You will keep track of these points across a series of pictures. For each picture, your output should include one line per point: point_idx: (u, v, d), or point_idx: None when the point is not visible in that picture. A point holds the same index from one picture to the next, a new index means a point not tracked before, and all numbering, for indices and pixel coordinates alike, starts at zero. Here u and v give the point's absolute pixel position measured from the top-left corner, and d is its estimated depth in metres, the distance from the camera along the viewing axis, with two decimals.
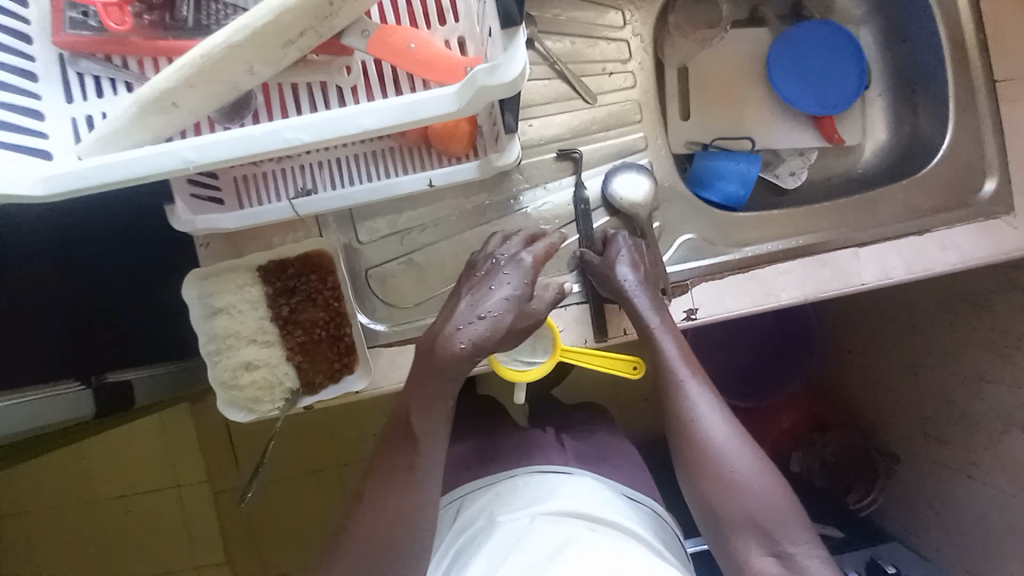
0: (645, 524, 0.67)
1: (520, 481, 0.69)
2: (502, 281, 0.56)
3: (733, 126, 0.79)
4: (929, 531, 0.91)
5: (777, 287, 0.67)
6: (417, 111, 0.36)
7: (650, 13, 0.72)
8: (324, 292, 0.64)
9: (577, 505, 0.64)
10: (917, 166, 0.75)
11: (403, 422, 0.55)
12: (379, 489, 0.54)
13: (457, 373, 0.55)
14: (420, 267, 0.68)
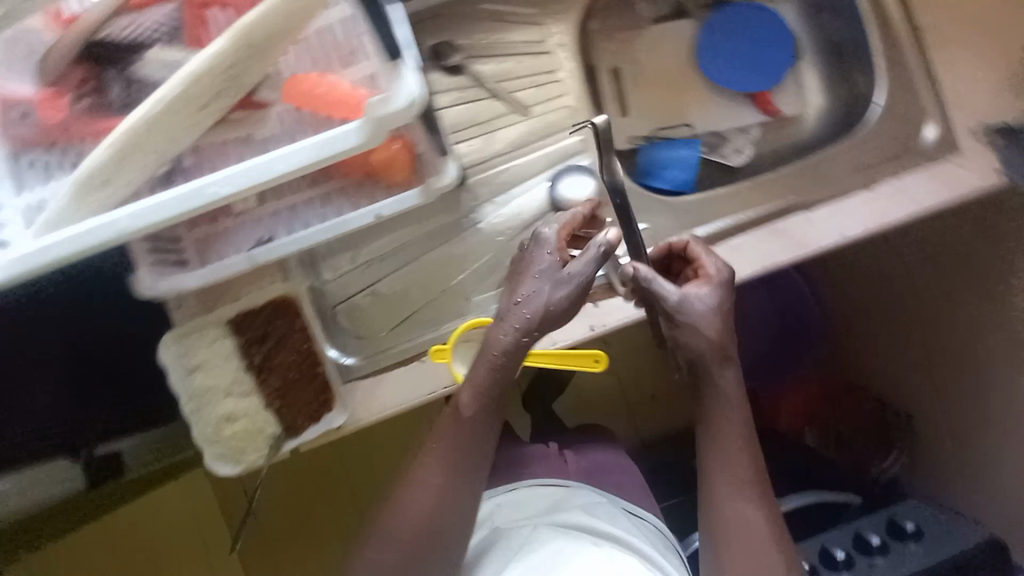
0: (646, 537, 0.66)
1: (524, 493, 0.69)
2: (540, 266, 0.55)
3: (672, 114, 0.81)
4: (959, 486, 0.88)
5: (736, 263, 0.66)
6: (328, 149, 0.39)
7: (569, 28, 0.77)
8: (294, 334, 0.65)
9: (582, 518, 0.64)
10: (858, 124, 0.76)
11: (463, 421, 0.56)
12: (425, 484, 0.56)
13: (498, 363, 0.54)
14: (386, 298, 0.70)
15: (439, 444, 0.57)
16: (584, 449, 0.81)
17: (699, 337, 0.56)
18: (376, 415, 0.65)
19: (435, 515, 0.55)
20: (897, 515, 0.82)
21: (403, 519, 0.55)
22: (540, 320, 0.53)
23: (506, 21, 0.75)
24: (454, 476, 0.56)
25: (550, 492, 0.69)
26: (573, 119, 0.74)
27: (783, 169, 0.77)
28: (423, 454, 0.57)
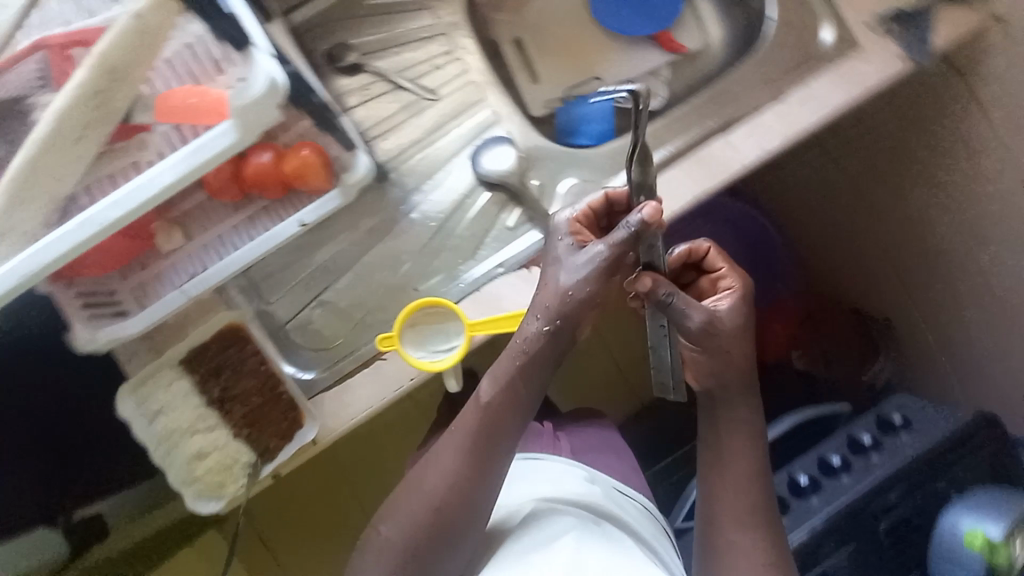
0: (636, 517, 0.67)
1: (521, 465, 0.70)
2: (561, 257, 0.55)
3: (580, 73, 0.82)
4: (945, 366, 0.91)
5: (665, 199, 0.67)
6: (207, 151, 0.43)
7: (458, 8, 0.78)
8: (249, 360, 0.64)
9: (574, 490, 0.65)
10: (758, 43, 0.77)
11: (492, 411, 0.56)
12: (448, 469, 0.56)
13: (520, 347, 0.55)
14: (333, 306, 0.69)
15: (465, 429, 0.56)
16: (578, 430, 0.80)
17: (714, 356, 0.56)
18: (347, 424, 0.63)
19: (450, 501, 0.55)
20: (880, 410, 0.83)
21: (423, 503, 0.56)
22: (559, 307, 0.53)
23: (395, 14, 0.75)
24: (474, 462, 0.56)
25: (549, 463, 0.70)
26: (481, 95, 0.76)
27: (695, 101, 0.78)
28: (449, 440, 0.57)
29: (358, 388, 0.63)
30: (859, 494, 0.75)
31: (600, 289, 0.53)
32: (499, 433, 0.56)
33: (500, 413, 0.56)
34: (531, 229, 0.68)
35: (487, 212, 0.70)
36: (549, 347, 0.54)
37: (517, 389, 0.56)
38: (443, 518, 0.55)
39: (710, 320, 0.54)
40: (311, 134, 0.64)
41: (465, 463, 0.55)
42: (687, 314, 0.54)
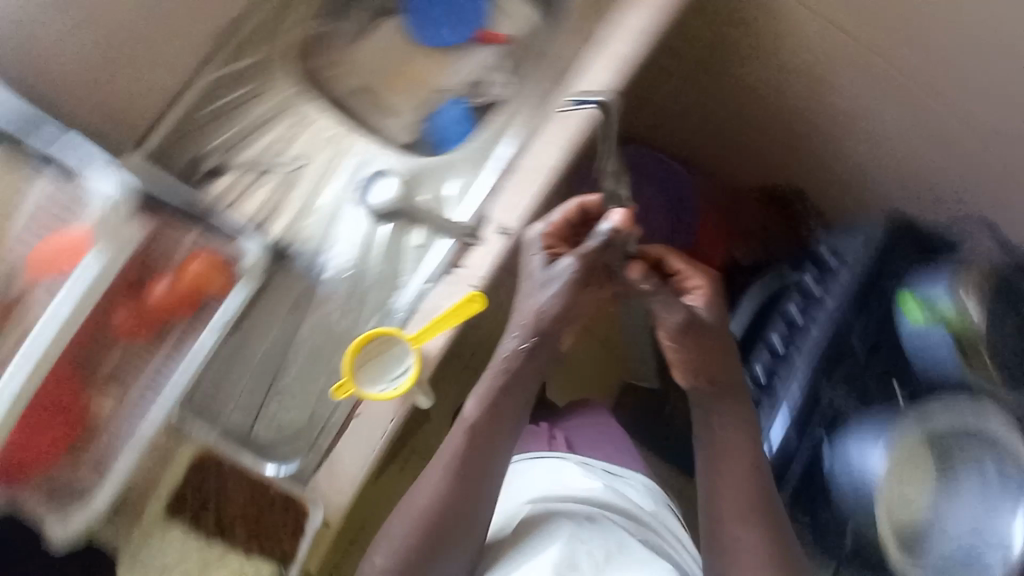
0: (633, 497, 0.71)
1: (523, 468, 0.74)
2: (538, 272, 0.58)
3: (423, 86, 0.84)
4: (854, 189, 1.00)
5: (539, 160, 0.70)
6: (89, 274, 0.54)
7: (290, 81, 0.82)
8: (230, 479, 0.64)
9: (573, 487, 0.68)
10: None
11: (482, 428, 0.60)
12: (439, 481, 0.60)
13: (496, 364, 0.60)
14: (289, 392, 0.69)
15: (456, 449, 0.61)
16: (574, 426, 0.82)
17: (697, 351, 0.58)
18: (346, 495, 0.63)
19: (445, 517, 0.60)
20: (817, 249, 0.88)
21: (422, 522, 0.60)
22: (534, 324, 0.56)
23: (237, 111, 0.79)
24: (466, 477, 0.60)
25: (548, 459, 0.74)
26: (341, 145, 0.79)
27: (535, 65, 0.81)
28: (442, 456, 0.61)
29: (341, 454, 0.64)
30: (821, 336, 0.80)
31: (571, 303, 0.56)
32: (490, 452, 0.60)
33: (486, 431, 0.60)
34: (439, 238, 0.71)
35: (391, 241, 0.72)
36: (529, 362, 0.58)
37: (500, 411, 0.60)
38: (443, 532, 0.60)
39: (689, 316, 0.57)
40: (199, 244, 0.66)
41: (456, 476, 0.60)
42: (665, 316, 0.57)
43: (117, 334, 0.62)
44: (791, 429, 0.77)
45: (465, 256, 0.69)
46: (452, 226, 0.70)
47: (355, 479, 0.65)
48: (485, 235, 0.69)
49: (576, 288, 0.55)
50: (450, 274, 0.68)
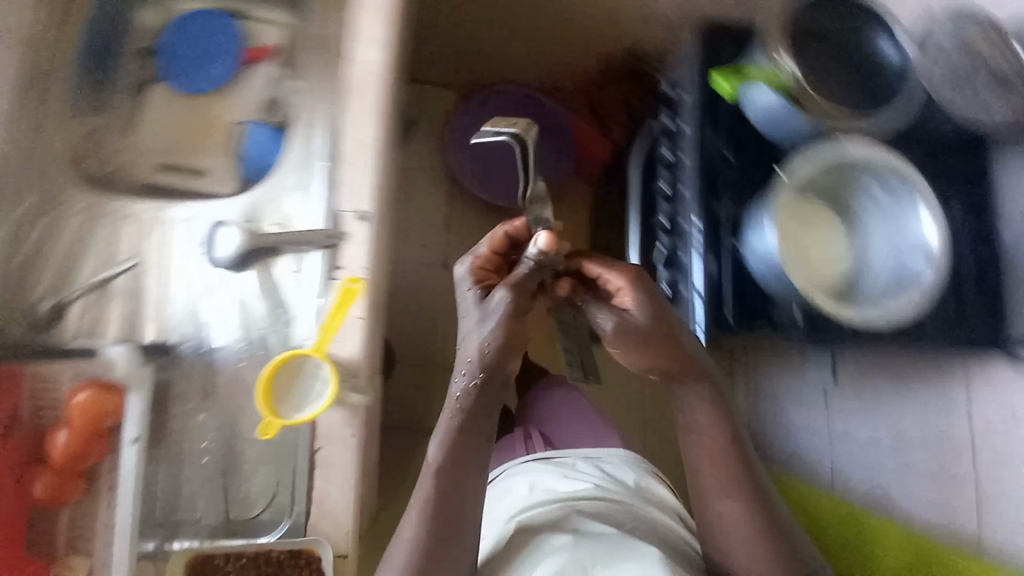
0: (619, 482, 0.80)
1: (508, 479, 0.83)
2: (476, 315, 0.64)
3: (219, 129, 0.80)
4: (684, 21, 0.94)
5: (359, 140, 0.71)
6: None
7: (87, 192, 0.77)
8: (229, 567, 0.63)
9: (553, 484, 0.78)
10: None
11: (448, 466, 0.66)
12: (420, 514, 0.66)
13: (456, 395, 0.66)
14: (243, 466, 0.68)
15: (432, 487, 0.66)
16: (553, 428, 0.96)
17: (636, 348, 0.65)
18: (348, 518, 0.66)
19: (434, 547, 0.65)
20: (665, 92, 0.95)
21: (415, 550, 0.65)
22: (478, 360, 0.63)
23: (46, 244, 0.74)
24: (444, 512, 0.66)
25: (528, 465, 0.83)
26: (161, 223, 0.74)
27: (309, 53, 0.78)
28: (420, 491, 0.67)
29: (323, 489, 0.66)
30: (691, 158, 0.82)
31: (504, 345, 0.62)
32: (462, 482, 0.66)
33: (453, 465, 0.66)
34: (304, 256, 0.71)
35: (262, 282, 0.70)
36: (481, 396, 0.65)
37: (463, 446, 0.66)
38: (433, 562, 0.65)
39: (619, 319, 0.64)
40: (79, 382, 0.64)
41: (434, 509, 0.66)
42: (601, 321, 0.65)
43: (46, 502, 0.64)
44: (705, 250, 0.80)
45: (337, 258, 0.69)
46: (307, 238, 0.69)
47: (348, 503, 0.67)
48: (348, 229, 0.70)
49: (508, 323, 0.62)
50: (332, 282, 0.68)
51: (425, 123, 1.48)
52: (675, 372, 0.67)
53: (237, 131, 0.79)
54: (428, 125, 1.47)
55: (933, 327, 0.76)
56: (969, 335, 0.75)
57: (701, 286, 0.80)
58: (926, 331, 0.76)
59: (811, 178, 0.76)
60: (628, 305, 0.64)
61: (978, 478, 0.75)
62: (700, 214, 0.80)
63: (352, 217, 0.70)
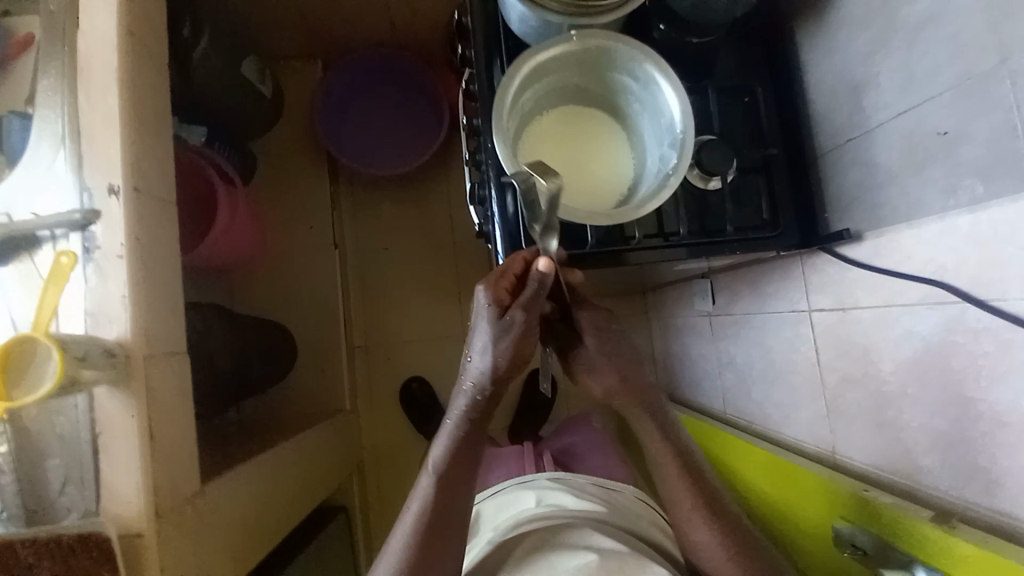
0: (618, 502, 0.85)
1: (510, 494, 0.85)
2: (484, 338, 0.62)
3: None
4: None
5: (95, 116, 0.68)
6: None
7: None
8: (29, 551, 0.64)
9: (562, 501, 0.81)
10: None
11: (452, 464, 0.67)
12: (415, 513, 0.68)
13: (474, 406, 0.66)
14: (33, 462, 0.67)
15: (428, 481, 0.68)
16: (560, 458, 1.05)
17: (610, 374, 0.71)
18: (139, 498, 0.65)
19: (426, 546, 0.67)
20: (458, 20, 0.85)
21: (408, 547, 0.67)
22: (486, 382, 0.64)
23: None
24: (441, 514, 0.67)
25: (532, 482, 0.86)
26: None
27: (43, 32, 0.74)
28: (416, 493, 0.69)
29: (109, 472, 0.65)
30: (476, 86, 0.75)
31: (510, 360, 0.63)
32: (459, 485, 0.68)
33: (454, 467, 0.67)
34: (60, 240, 0.68)
35: (24, 277, 0.68)
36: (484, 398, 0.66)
37: (467, 448, 0.67)
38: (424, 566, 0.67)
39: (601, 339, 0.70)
40: None
41: (431, 510, 0.67)
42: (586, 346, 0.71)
43: None
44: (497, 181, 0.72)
45: (94, 237, 0.67)
46: (55, 221, 0.66)
47: (138, 484, 0.66)
48: (100, 208, 0.67)
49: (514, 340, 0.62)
50: (91, 255, 0.67)
51: (293, 103, 1.43)
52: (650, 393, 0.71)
53: (3, 128, 0.77)
54: (296, 106, 1.43)
55: (734, 226, 0.73)
56: (785, 234, 0.74)
57: (497, 221, 0.72)
58: (728, 231, 0.72)
59: (555, 82, 0.65)
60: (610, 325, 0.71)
61: (846, 385, 0.73)
62: (489, 142, 0.72)
63: (102, 192, 0.67)
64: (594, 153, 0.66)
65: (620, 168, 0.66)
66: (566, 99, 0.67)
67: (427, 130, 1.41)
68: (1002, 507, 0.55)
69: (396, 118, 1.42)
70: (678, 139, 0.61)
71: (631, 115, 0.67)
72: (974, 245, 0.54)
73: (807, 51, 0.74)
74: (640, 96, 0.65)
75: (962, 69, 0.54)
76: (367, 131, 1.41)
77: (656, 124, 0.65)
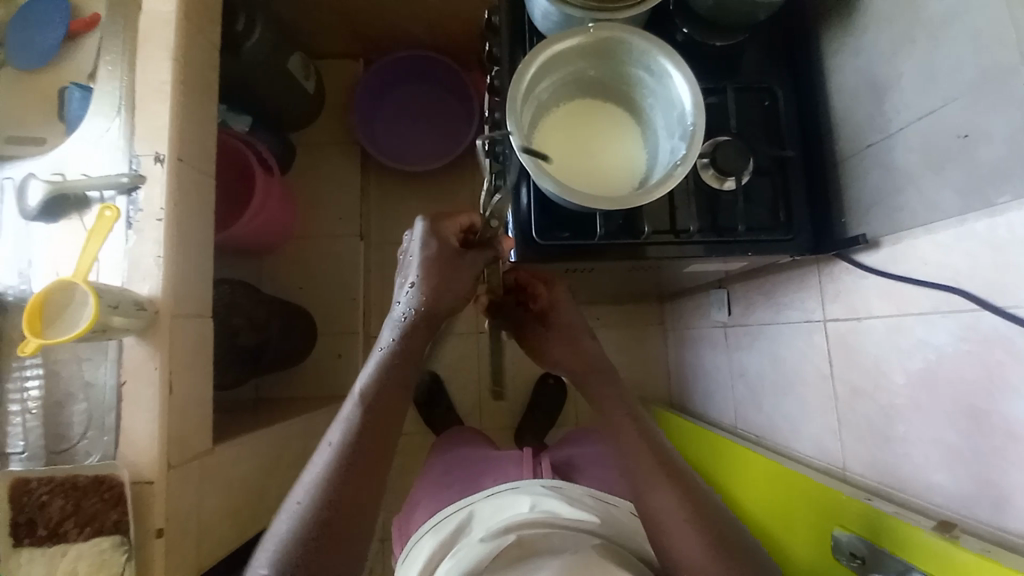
0: (615, 519, 0.77)
1: (504, 498, 0.78)
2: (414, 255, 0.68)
3: (58, 99, 0.87)
4: None
5: (149, 91, 0.75)
6: None
7: None
8: (48, 489, 0.68)
9: (557, 508, 0.74)
10: None
11: (377, 396, 0.63)
12: (329, 454, 0.60)
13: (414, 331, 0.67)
14: (59, 403, 0.72)
15: (351, 412, 0.62)
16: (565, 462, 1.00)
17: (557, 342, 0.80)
18: (151, 445, 0.69)
19: (344, 491, 0.58)
20: (487, 19, 0.88)
21: (314, 500, 0.57)
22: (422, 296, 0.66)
23: None
24: (362, 456, 0.60)
25: (527, 487, 0.79)
26: None
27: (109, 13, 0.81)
28: (337, 428, 0.62)
29: (127, 417, 0.69)
30: (500, 81, 0.77)
31: (438, 289, 0.66)
32: (386, 431, 0.62)
33: (384, 400, 0.63)
34: (107, 200, 0.73)
35: (72, 231, 0.74)
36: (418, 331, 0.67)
37: (397, 385, 0.65)
38: (334, 534, 0.56)
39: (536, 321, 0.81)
40: None
41: (349, 457, 0.59)
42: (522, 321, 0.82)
43: None
44: (512, 170, 0.73)
45: (136, 200, 0.72)
46: (103, 182, 0.71)
47: (152, 431, 0.69)
48: (145, 172, 0.73)
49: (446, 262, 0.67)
50: (133, 224, 0.72)
51: (331, 99, 1.50)
52: (586, 380, 0.78)
53: (66, 98, 0.85)
54: (333, 100, 1.50)
55: (746, 226, 0.73)
56: (800, 238, 0.73)
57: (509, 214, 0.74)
58: (739, 231, 0.72)
59: (573, 73, 0.68)
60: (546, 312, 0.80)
61: (857, 397, 0.71)
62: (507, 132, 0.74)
63: (149, 159, 0.73)
64: (606, 143, 0.68)
65: (631, 159, 0.67)
66: (582, 90, 0.69)
67: (455, 129, 1.46)
68: (1014, 530, 0.51)
69: (427, 116, 1.47)
70: (689, 131, 0.63)
71: (646, 109, 0.69)
72: (991, 249, 0.53)
73: (830, 58, 0.75)
74: (654, 90, 0.68)
75: (984, 69, 0.53)
76: (398, 127, 1.46)
77: (669, 117, 0.67)
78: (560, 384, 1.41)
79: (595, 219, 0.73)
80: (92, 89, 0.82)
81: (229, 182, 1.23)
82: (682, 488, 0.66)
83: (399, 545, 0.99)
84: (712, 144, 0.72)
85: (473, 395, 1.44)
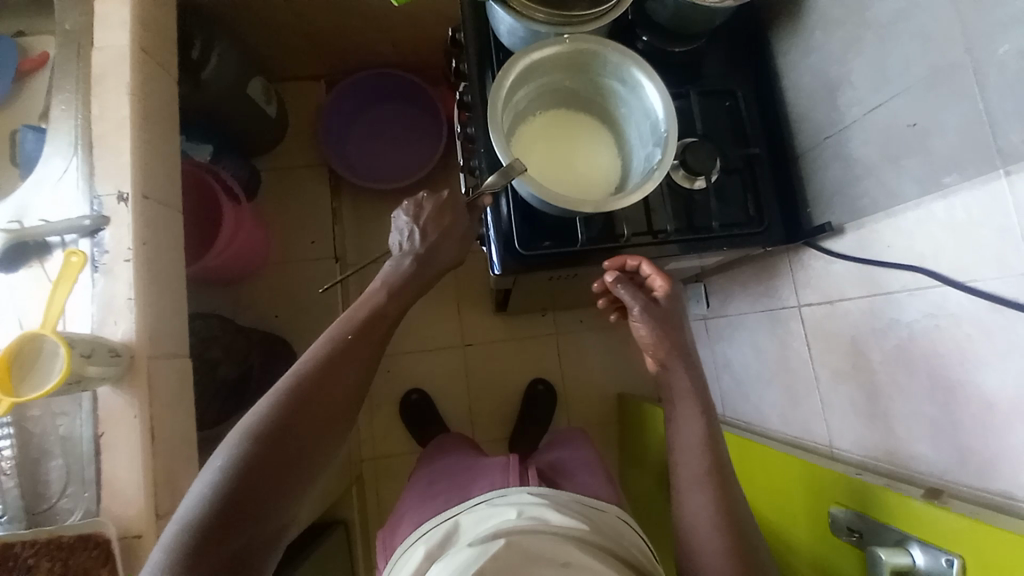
0: (602, 523, 0.77)
1: (494, 506, 0.76)
2: (400, 230, 0.70)
3: (11, 142, 0.83)
4: None
5: (108, 126, 0.72)
6: None
7: None
8: (30, 553, 0.65)
9: (545, 514, 0.72)
10: None
11: (365, 321, 0.63)
12: (296, 375, 0.58)
13: (410, 281, 0.67)
14: (34, 461, 0.68)
15: (305, 362, 0.59)
16: (564, 466, 1.01)
17: (661, 328, 0.72)
18: (139, 496, 0.65)
19: (297, 419, 0.56)
20: (452, 35, 0.89)
21: (240, 461, 0.53)
22: (417, 256, 0.67)
23: None
24: (297, 422, 0.56)
25: (516, 496, 0.78)
26: None
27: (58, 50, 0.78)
28: (311, 350, 0.61)
29: (110, 469, 0.66)
30: (472, 97, 0.78)
31: (422, 261, 0.68)
32: (348, 367, 0.60)
33: (365, 330, 0.63)
34: (69, 244, 0.70)
35: (36, 278, 0.70)
36: (397, 293, 0.66)
37: (379, 314, 0.64)
38: (250, 501, 0.53)
39: (650, 303, 0.73)
40: None
41: (313, 384, 0.58)
42: (629, 301, 0.72)
43: None
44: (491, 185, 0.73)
45: (102, 241, 0.69)
46: (65, 225, 0.68)
47: (137, 481, 0.66)
48: (110, 212, 0.70)
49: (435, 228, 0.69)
50: (100, 266, 0.69)
51: (296, 121, 1.48)
52: (669, 361, 0.73)
53: (18, 140, 0.81)
54: (297, 122, 1.48)
55: (720, 223, 0.75)
56: (771, 229, 0.76)
57: (490, 230, 0.74)
58: (713, 228, 0.75)
59: (549, 83, 0.69)
60: (659, 299, 0.74)
61: (836, 375, 0.75)
62: (483, 148, 0.74)
63: (112, 199, 0.70)
64: (583, 149, 0.70)
65: (608, 165, 0.70)
66: (558, 99, 0.71)
67: (426, 143, 1.45)
68: (997, 489, 0.54)
69: (398, 134, 1.46)
70: (661, 137, 0.65)
71: (620, 115, 0.72)
72: (950, 230, 0.56)
73: (783, 57, 0.79)
74: (628, 100, 0.70)
75: (929, 63, 0.57)
76: (368, 147, 1.45)
77: (642, 123, 0.69)
78: (550, 388, 1.42)
79: (577, 226, 0.74)
80: (44, 128, 0.79)
81: (195, 213, 1.19)
82: (723, 495, 0.67)
83: (384, 557, 0.96)
84: (681, 147, 0.75)
85: (464, 407, 1.44)
